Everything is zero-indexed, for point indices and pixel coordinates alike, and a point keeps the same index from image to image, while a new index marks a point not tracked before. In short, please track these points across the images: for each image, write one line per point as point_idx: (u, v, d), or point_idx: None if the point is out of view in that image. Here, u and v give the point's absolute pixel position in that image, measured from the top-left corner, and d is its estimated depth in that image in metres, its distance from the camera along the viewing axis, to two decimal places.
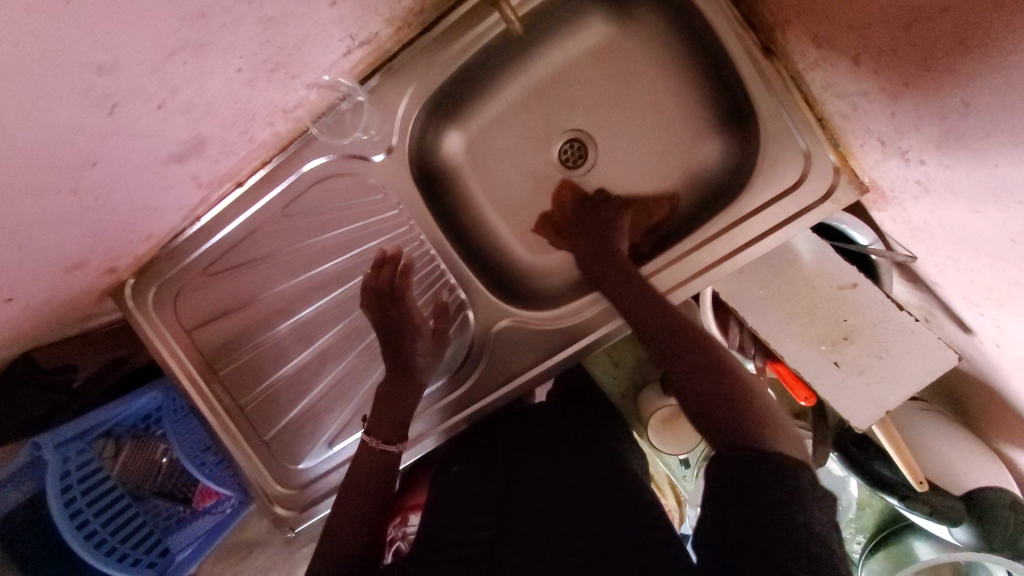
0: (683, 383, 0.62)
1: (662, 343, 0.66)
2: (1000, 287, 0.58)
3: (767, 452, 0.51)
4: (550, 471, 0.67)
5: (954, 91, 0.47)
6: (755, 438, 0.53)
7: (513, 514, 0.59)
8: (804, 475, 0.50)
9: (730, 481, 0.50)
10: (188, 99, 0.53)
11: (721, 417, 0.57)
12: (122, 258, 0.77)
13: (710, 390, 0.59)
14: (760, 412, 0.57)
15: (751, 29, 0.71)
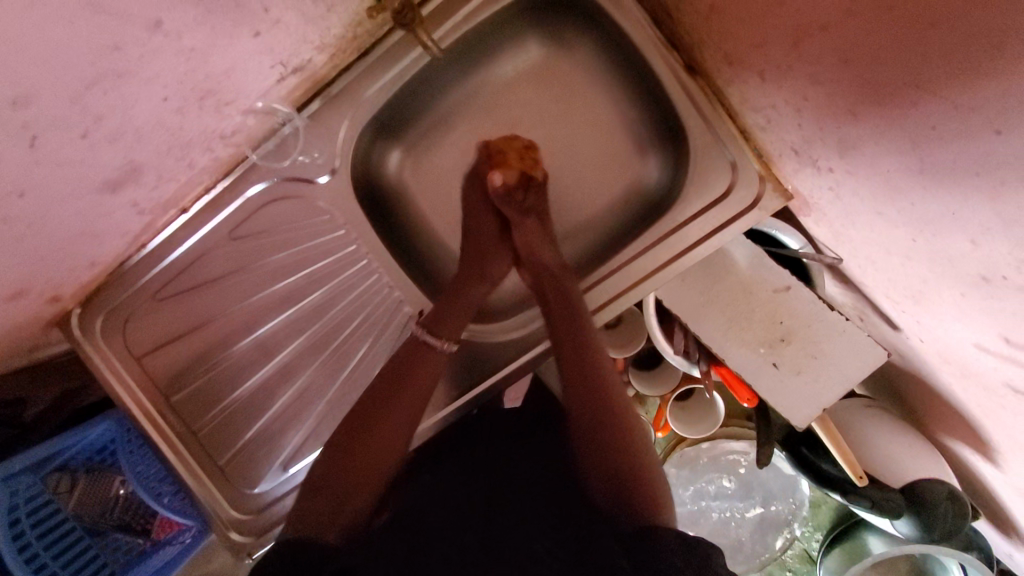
0: (597, 446, 0.68)
1: (584, 414, 0.70)
2: (914, 286, 0.61)
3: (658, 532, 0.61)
4: (538, 480, 0.73)
5: (845, 101, 0.51)
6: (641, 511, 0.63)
7: (493, 526, 0.66)
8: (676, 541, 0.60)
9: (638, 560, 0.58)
10: (114, 128, 0.54)
11: (621, 486, 0.65)
12: (67, 285, 0.77)
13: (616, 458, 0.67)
14: (658, 490, 0.66)
15: (675, 48, 0.75)
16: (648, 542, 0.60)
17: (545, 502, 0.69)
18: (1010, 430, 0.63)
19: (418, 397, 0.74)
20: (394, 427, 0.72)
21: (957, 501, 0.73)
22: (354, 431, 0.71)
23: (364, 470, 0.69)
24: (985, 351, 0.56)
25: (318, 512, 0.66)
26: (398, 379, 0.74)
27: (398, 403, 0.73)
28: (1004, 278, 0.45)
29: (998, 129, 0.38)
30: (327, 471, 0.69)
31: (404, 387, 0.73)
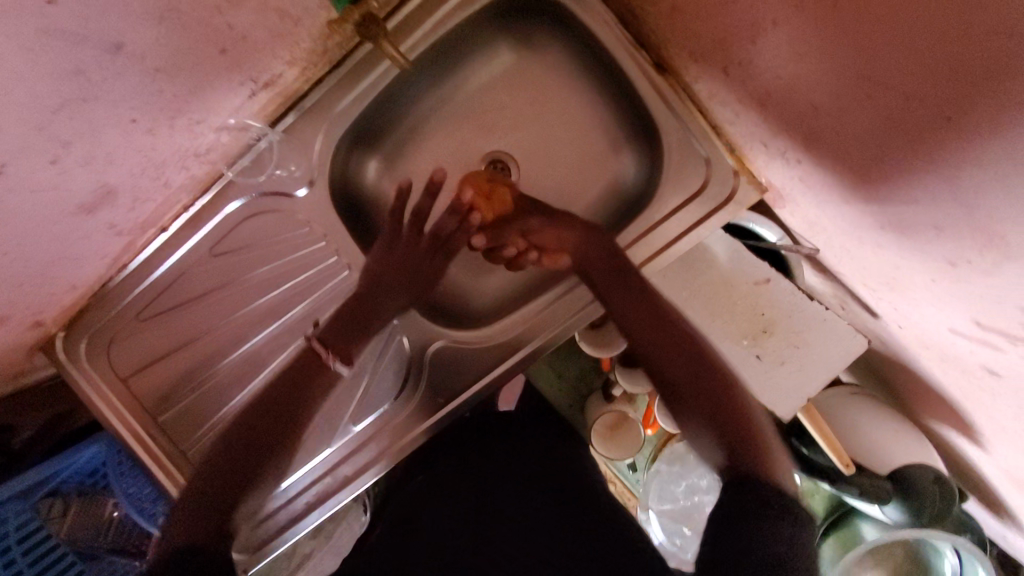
0: (685, 396, 0.64)
1: (659, 361, 0.67)
2: (887, 273, 0.61)
3: (763, 478, 0.55)
4: (530, 487, 0.73)
5: (806, 94, 0.52)
6: (747, 458, 0.58)
7: (494, 540, 0.65)
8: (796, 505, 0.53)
9: (736, 497, 0.54)
10: (85, 152, 0.55)
11: (726, 430, 0.60)
12: (48, 310, 0.76)
13: (713, 406, 0.62)
14: (765, 443, 0.60)
15: (643, 47, 0.76)
16: (755, 496, 0.54)
17: (549, 503, 0.70)
18: (991, 412, 0.63)
19: (310, 406, 0.73)
20: (276, 437, 0.69)
21: (942, 483, 0.74)
22: (250, 440, 0.67)
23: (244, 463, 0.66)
24: (959, 334, 0.57)
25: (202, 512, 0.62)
26: (293, 386, 0.73)
27: (297, 414, 0.71)
28: (969, 262, 0.46)
29: (949, 116, 0.38)
30: (214, 476, 0.64)
31: (306, 393, 0.73)
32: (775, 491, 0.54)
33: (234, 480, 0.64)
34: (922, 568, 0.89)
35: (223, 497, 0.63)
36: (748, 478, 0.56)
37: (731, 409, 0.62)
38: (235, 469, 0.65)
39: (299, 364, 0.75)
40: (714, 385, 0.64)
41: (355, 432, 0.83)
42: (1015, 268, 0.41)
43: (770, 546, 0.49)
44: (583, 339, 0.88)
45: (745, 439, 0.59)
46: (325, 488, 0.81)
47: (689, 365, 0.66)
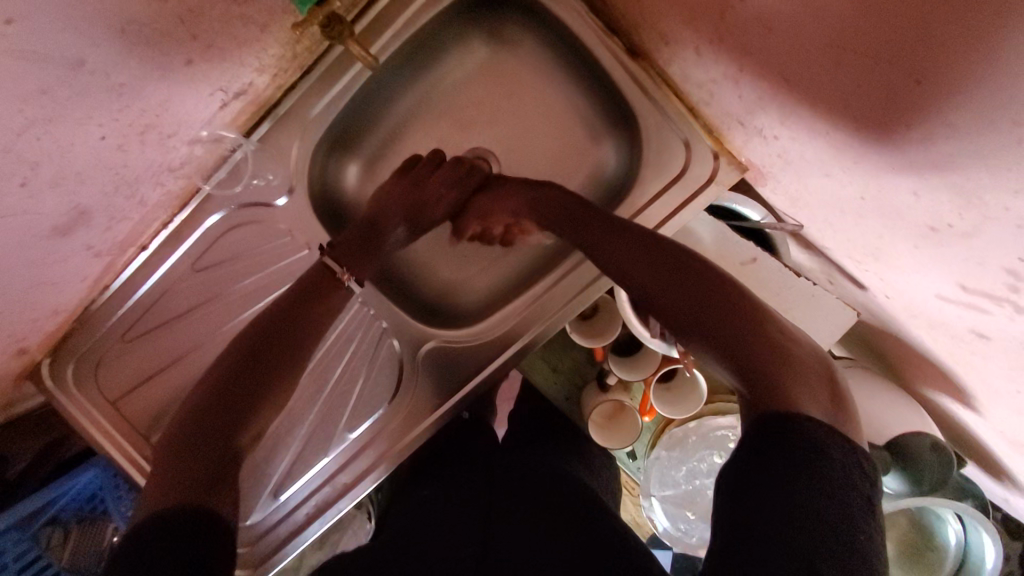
0: (684, 320, 0.57)
1: (655, 287, 0.61)
2: (871, 244, 0.61)
3: (794, 413, 0.48)
4: (527, 487, 0.71)
5: (779, 68, 0.52)
6: (769, 390, 0.50)
7: (492, 539, 0.63)
8: (833, 440, 0.46)
9: (763, 449, 0.47)
10: (55, 172, 0.54)
11: (736, 355, 0.54)
12: (31, 337, 0.75)
13: (720, 329, 0.55)
14: (785, 358, 0.53)
15: (615, 33, 0.75)
16: (781, 436, 0.47)
17: (542, 504, 0.67)
18: (983, 375, 0.64)
19: (290, 356, 0.66)
20: (253, 389, 0.61)
21: (941, 449, 0.74)
22: (225, 397, 0.60)
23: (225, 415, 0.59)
24: (946, 299, 0.57)
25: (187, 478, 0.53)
26: (271, 340, 0.66)
27: (272, 369, 0.64)
28: (950, 225, 0.46)
29: (918, 79, 0.39)
30: (196, 432, 0.57)
31: (282, 343, 0.66)
32: (807, 425, 0.47)
33: (222, 435, 0.57)
34: (926, 536, 0.88)
35: (207, 452, 0.56)
36: (775, 413, 0.49)
37: (743, 326, 0.55)
38: (223, 420, 0.58)
39: (270, 318, 0.68)
40: (722, 309, 0.56)
41: (351, 439, 0.82)
42: (998, 228, 0.41)
43: (816, 502, 0.43)
44: (574, 332, 0.87)
45: (759, 359, 0.53)
46: (325, 498, 0.81)
47: (691, 291, 0.58)
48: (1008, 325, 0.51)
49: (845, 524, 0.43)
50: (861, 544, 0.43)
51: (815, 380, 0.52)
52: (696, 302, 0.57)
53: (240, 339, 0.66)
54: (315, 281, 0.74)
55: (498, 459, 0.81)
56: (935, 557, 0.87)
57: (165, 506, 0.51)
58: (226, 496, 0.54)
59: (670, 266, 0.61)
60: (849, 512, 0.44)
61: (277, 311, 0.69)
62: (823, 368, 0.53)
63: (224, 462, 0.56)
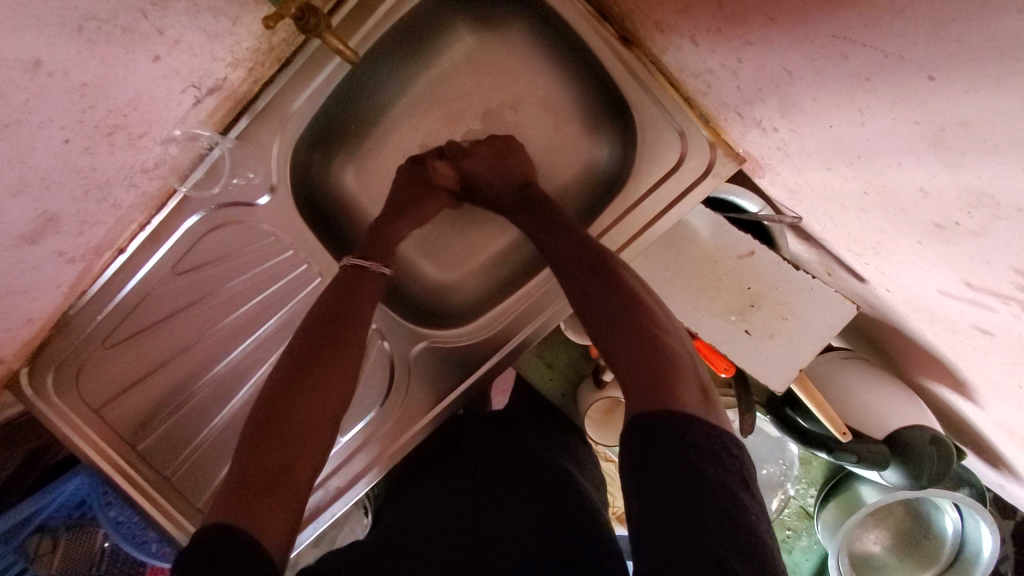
0: (592, 315, 0.64)
1: (577, 284, 0.66)
2: (871, 237, 0.60)
3: (656, 412, 0.51)
4: (511, 477, 0.69)
5: (779, 60, 0.49)
6: (645, 391, 0.54)
7: (480, 530, 0.60)
8: (698, 429, 0.50)
9: (645, 441, 0.50)
10: (16, 178, 0.51)
11: (633, 354, 0.58)
12: (6, 346, 0.72)
13: (614, 330, 0.61)
14: (667, 357, 0.57)
15: (607, 21, 0.72)
16: (647, 433, 0.50)
17: (525, 494, 0.65)
18: (983, 369, 0.63)
19: (352, 355, 0.62)
20: (321, 391, 0.58)
21: (940, 443, 0.74)
22: (282, 405, 0.56)
23: (298, 424, 0.55)
24: (949, 294, 0.55)
25: (230, 491, 0.50)
26: (328, 335, 0.62)
27: (332, 368, 0.60)
28: (957, 223, 0.44)
29: (931, 74, 0.36)
30: (259, 437, 0.54)
31: (342, 341, 0.62)
32: (663, 418, 0.50)
33: (288, 441, 0.54)
34: (924, 526, 0.89)
35: (268, 459, 0.52)
36: (642, 411, 0.52)
37: (634, 329, 0.60)
38: (289, 426, 0.55)
39: (327, 312, 0.65)
40: (622, 315, 0.61)
41: (343, 442, 0.80)
42: (1006, 228, 0.39)
43: (698, 482, 0.47)
44: (569, 329, 0.86)
45: (644, 358, 0.57)
46: (318, 502, 0.79)
47: (602, 290, 0.64)
48: (1012, 322, 0.50)
49: (727, 506, 0.46)
50: (743, 518, 0.46)
51: (691, 384, 0.55)
52: (601, 300, 0.64)
53: (299, 336, 0.62)
54: (346, 282, 0.69)
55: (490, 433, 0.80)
56: (933, 545, 0.88)
57: (212, 524, 0.47)
58: (287, 505, 0.50)
59: (588, 265, 0.67)
60: (729, 494, 0.47)
61: (331, 303, 0.66)
62: (697, 376, 0.57)
63: (285, 465, 0.53)
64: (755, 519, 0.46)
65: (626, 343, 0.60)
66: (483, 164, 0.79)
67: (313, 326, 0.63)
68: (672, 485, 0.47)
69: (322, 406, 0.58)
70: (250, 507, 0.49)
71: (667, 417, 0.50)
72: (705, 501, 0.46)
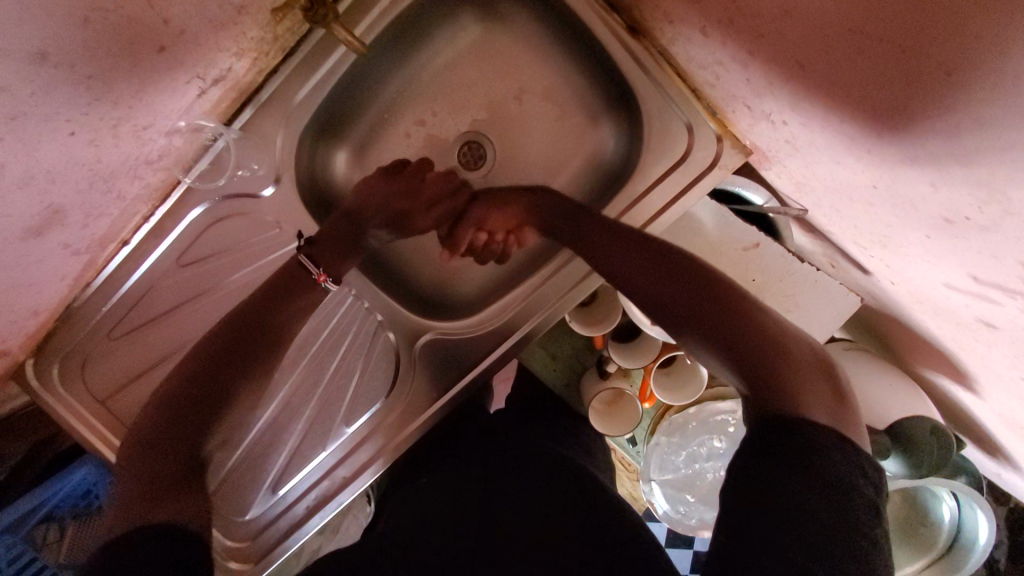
0: (674, 313, 0.59)
1: (648, 284, 0.62)
2: (878, 231, 0.60)
3: (797, 419, 0.48)
4: (539, 468, 0.68)
5: (790, 53, 0.49)
6: (776, 391, 0.51)
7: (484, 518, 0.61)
8: (832, 442, 0.47)
9: (762, 446, 0.48)
10: (22, 172, 0.50)
11: (738, 348, 0.55)
12: (12, 338, 0.72)
13: (714, 320, 0.57)
14: (781, 350, 0.54)
15: (614, 11, 0.72)
16: (768, 434, 0.49)
17: (564, 483, 0.65)
18: (984, 360, 0.63)
19: (261, 356, 0.64)
20: (230, 381, 0.61)
21: (940, 433, 0.75)
22: (187, 397, 0.58)
23: (198, 410, 0.58)
24: (954, 289, 0.56)
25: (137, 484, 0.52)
26: (236, 340, 0.63)
27: (233, 372, 0.61)
28: (967, 219, 0.44)
29: (948, 71, 0.36)
30: (160, 431, 0.56)
31: (249, 346, 0.63)
32: (801, 425, 0.48)
33: (180, 446, 0.56)
34: (921, 513, 0.90)
35: (159, 465, 0.54)
36: (769, 414, 0.50)
37: (740, 318, 0.56)
38: (180, 433, 0.56)
39: (241, 316, 0.65)
40: (725, 307, 0.57)
41: (349, 433, 0.81)
42: (1018, 225, 0.39)
43: (812, 499, 0.44)
44: (574, 319, 0.86)
45: (757, 351, 0.54)
46: (324, 492, 0.79)
47: (685, 287, 0.60)
48: (1018, 317, 0.50)
49: (835, 527, 0.43)
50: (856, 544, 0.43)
51: (810, 376, 0.52)
52: (684, 295, 0.59)
53: (208, 342, 0.63)
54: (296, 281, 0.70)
55: (496, 428, 0.80)
56: (929, 532, 0.89)
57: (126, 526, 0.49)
58: (185, 501, 0.53)
59: (664, 264, 0.63)
60: (841, 516, 0.44)
61: (243, 309, 0.65)
62: (817, 362, 0.54)
63: (184, 466, 0.55)
64: (867, 546, 0.43)
65: (734, 334, 0.55)
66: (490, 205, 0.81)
67: (224, 333, 0.63)
68: (778, 493, 0.45)
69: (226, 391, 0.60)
70: (146, 509, 0.50)
71: (805, 428, 0.48)
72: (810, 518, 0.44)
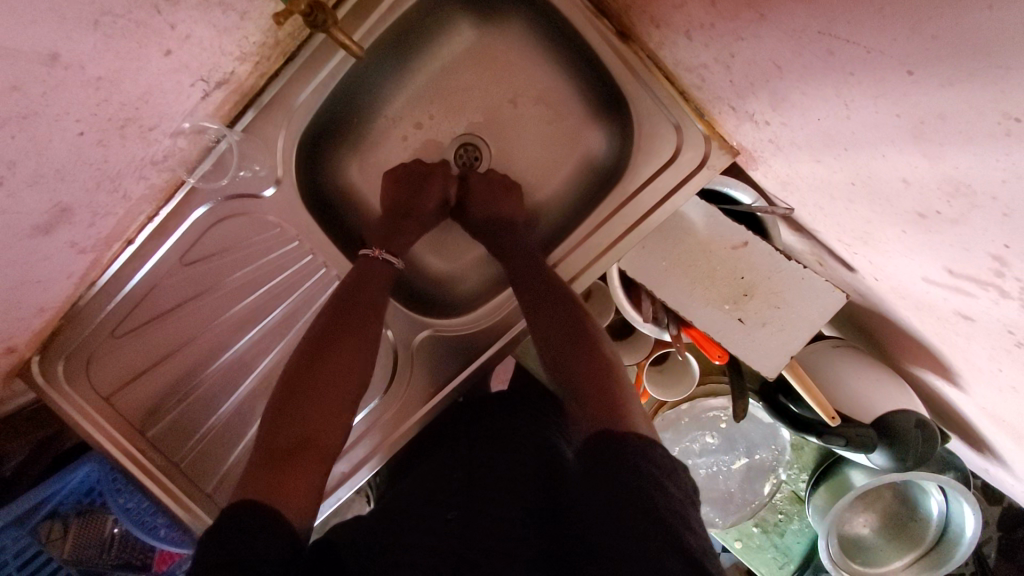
0: (546, 339, 0.69)
1: (531, 311, 0.71)
2: (860, 228, 0.62)
3: (616, 429, 0.56)
4: (514, 446, 0.68)
5: (768, 57, 0.51)
6: (603, 411, 0.59)
7: (469, 490, 0.61)
8: (652, 448, 0.54)
9: (599, 452, 0.54)
10: (32, 170, 0.52)
11: (580, 379, 0.64)
12: (18, 334, 0.73)
13: (569, 352, 0.67)
14: (616, 382, 0.63)
15: (604, 16, 0.74)
16: (595, 450, 0.55)
17: (535, 461, 0.65)
18: (967, 355, 0.65)
19: (355, 355, 0.65)
20: (342, 380, 0.63)
21: (925, 426, 0.76)
22: (301, 392, 0.60)
23: (312, 401, 0.60)
24: (932, 283, 0.58)
25: (261, 474, 0.54)
26: (340, 326, 0.66)
27: (348, 359, 0.64)
28: (938, 212, 0.46)
29: (910, 69, 0.38)
30: (280, 423, 0.58)
31: (353, 330, 0.66)
32: (626, 439, 0.54)
33: (303, 428, 0.58)
34: (911, 508, 0.92)
35: (283, 441, 0.57)
36: (592, 434, 0.57)
37: (587, 354, 0.66)
38: (294, 423, 0.58)
39: (330, 314, 0.68)
40: (580, 342, 0.67)
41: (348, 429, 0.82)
42: (983, 216, 0.41)
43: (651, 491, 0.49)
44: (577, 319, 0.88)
45: (595, 382, 0.63)
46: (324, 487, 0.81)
47: (554, 320, 0.69)
48: (991, 308, 0.52)
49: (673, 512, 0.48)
50: (692, 528, 0.49)
51: (636, 405, 0.61)
52: (558, 324, 0.69)
53: (309, 336, 0.66)
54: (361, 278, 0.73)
55: (488, 406, 0.81)
56: (919, 526, 0.91)
57: (240, 503, 0.50)
58: (291, 492, 0.53)
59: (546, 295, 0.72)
60: (676, 504, 0.49)
61: (337, 304, 0.69)
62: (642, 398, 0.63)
63: (297, 445, 0.57)
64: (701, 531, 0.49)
65: (581, 367, 0.65)
66: (480, 195, 0.82)
67: (319, 331, 0.66)
68: (626, 488, 0.50)
69: (337, 391, 0.62)
70: (269, 483, 0.53)
71: (623, 435, 0.55)
72: (654, 505, 0.48)
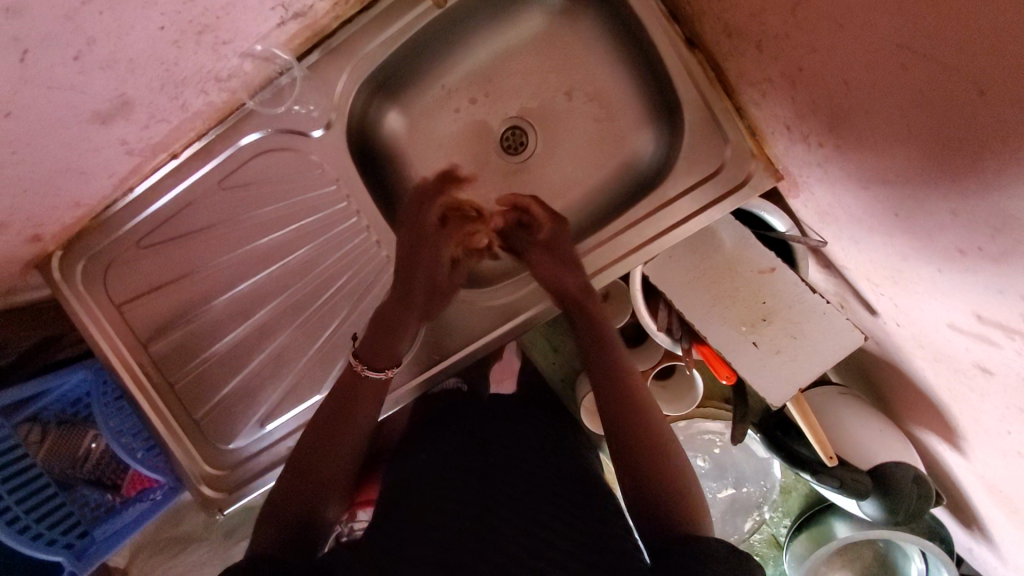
0: (611, 415, 0.69)
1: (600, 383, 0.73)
2: (893, 265, 0.62)
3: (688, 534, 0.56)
4: (532, 449, 0.71)
5: (836, 73, 0.53)
6: (672, 509, 0.60)
7: (489, 502, 0.58)
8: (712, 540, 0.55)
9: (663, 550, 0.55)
10: (108, 54, 0.54)
11: (642, 461, 0.64)
12: (48, 224, 0.74)
13: (632, 427, 0.67)
14: (679, 468, 0.64)
15: (675, 22, 0.76)
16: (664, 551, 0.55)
17: (549, 463, 0.69)
18: (977, 413, 0.64)
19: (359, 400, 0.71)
20: (345, 432, 0.69)
21: (922, 483, 0.75)
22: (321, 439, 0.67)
23: (336, 459, 0.67)
24: (959, 330, 0.58)
25: (275, 526, 0.60)
26: (354, 391, 0.71)
27: (351, 411, 0.69)
28: (980, 249, 0.46)
29: (982, 88, 0.38)
30: (305, 468, 0.65)
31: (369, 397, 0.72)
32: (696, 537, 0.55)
33: (303, 500, 0.62)
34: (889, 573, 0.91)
35: (295, 504, 0.62)
36: (664, 530, 0.58)
37: (650, 432, 0.67)
38: (315, 467, 0.65)
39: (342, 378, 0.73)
40: (646, 419, 0.68)
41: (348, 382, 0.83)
42: None
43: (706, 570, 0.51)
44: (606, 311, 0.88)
45: (657, 466, 0.64)
46: None
47: (620, 395, 0.70)
48: (1014, 360, 0.51)
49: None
50: None
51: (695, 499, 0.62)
52: (619, 398, 0.70)
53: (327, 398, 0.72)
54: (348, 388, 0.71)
55: (505, 406, 0.82)
56: None
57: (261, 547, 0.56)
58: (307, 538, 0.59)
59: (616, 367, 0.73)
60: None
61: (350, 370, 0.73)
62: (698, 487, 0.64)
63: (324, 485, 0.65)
64: None
65: (646, 447, 0.66)
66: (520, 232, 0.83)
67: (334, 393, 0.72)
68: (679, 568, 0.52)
69: (341, 448, 0.68)
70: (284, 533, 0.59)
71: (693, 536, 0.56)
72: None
